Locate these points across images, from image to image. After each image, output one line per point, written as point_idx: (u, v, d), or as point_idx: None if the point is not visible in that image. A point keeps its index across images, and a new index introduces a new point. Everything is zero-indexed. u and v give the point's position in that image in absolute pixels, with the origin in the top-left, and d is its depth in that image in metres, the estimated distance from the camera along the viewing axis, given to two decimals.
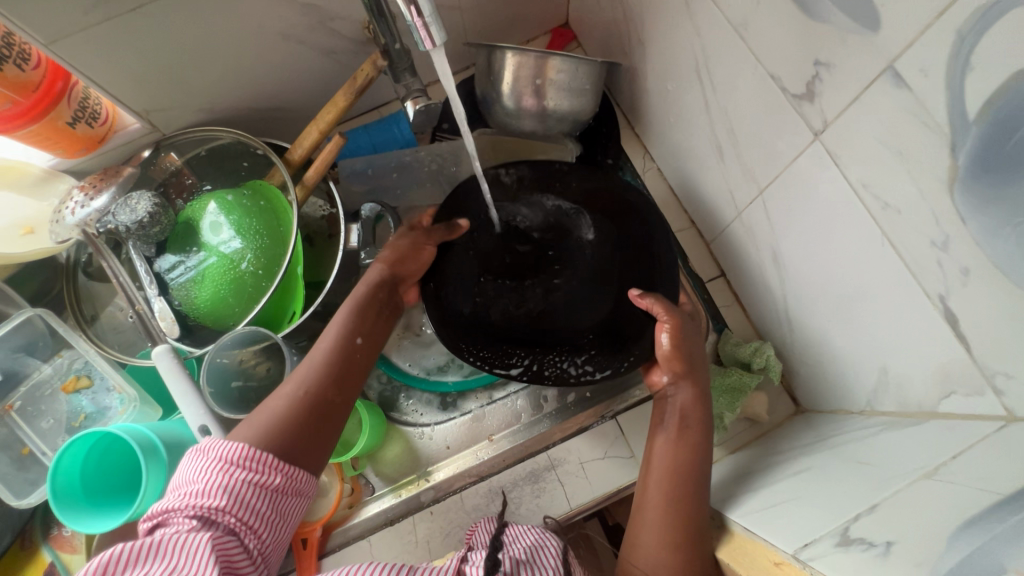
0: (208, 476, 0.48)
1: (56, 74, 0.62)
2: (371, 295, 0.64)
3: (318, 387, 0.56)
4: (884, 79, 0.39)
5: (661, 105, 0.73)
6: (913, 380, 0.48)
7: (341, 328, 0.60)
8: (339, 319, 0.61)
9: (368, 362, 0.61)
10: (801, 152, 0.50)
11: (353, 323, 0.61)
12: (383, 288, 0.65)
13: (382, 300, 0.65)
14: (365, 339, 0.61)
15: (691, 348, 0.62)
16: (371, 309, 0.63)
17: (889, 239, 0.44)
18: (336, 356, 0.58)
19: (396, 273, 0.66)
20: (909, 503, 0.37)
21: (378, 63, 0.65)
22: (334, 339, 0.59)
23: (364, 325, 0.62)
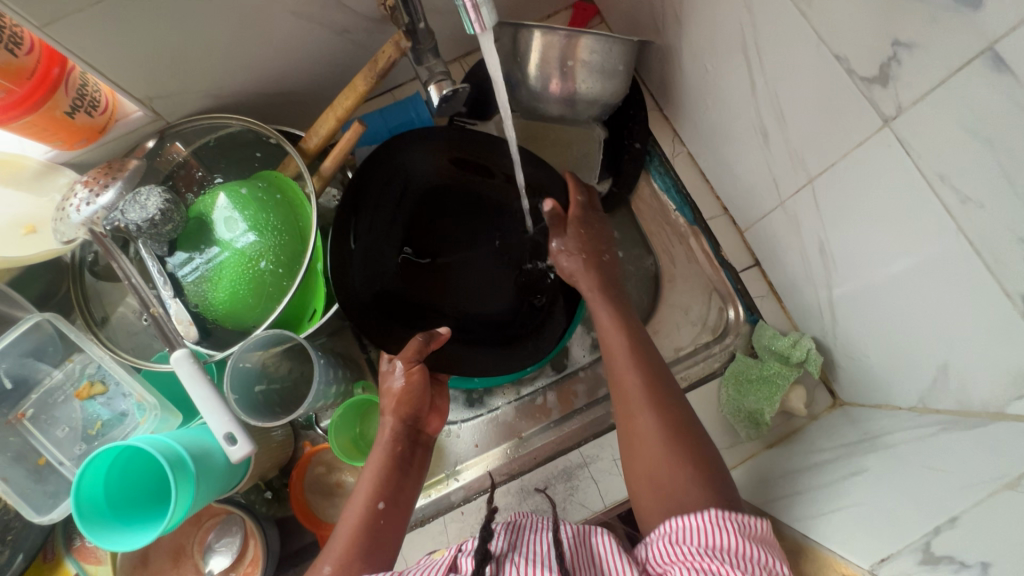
0: None
1: (51, 59, 0.57)
2: (388, 453, 0.60)
3: (346, 560, 0.51)
4: (979, 63, 0.35)
5: (697, 85, 0.69)
6: (978, 379, 0.46)
7: (363, 493, 0.56)
8: (363, 481, 0.58)
9: (397, 523, 0.56)
10: (864, 140, 0.47)
11: (377, 485, 0.57)
12: (402, 443, 0.61)
13: (403, 454, 0.61)
14: (387, 503, 0.56)
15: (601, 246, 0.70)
16: (394, 465, 0.59)
17: (965, 235, 0.42)
18: (358, 528, 0.54)
19: (407, 420, 0.62)
20: (993, 517, 0.36)
21: (401, 44, 0.61)
22: (357, 507, 0.56)
23: (389, 485, 0.58)
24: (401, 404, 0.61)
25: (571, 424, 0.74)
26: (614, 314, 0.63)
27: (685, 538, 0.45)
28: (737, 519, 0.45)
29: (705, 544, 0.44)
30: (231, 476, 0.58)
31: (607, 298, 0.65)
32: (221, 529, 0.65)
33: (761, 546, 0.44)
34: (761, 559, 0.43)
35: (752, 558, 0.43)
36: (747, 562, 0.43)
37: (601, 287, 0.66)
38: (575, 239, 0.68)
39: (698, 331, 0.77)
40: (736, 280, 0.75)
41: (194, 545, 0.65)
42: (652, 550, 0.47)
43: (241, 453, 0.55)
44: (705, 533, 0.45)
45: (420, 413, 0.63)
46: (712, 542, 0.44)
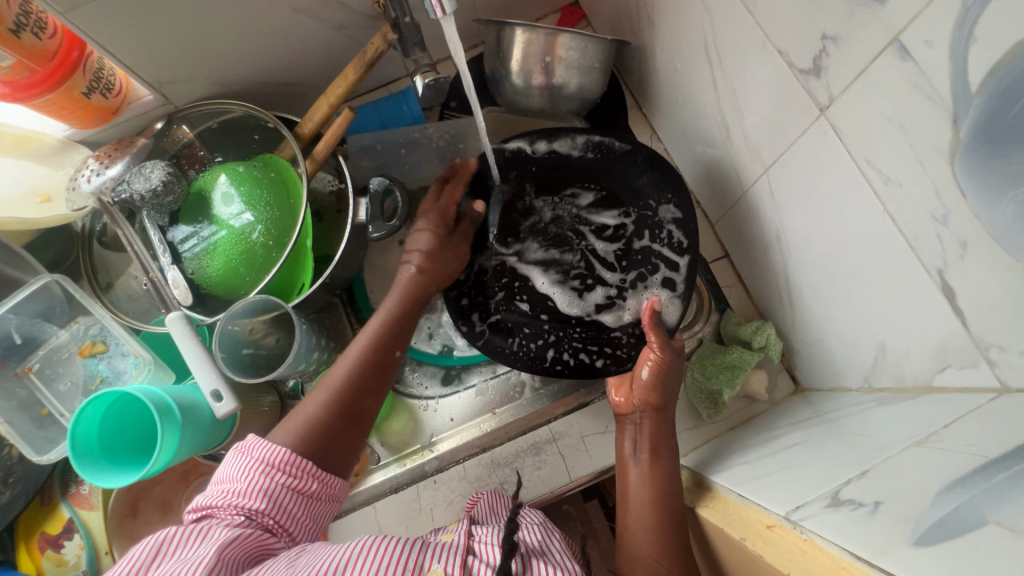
0: (250, 475, 0.52)
1: (71, 43, 0.63)
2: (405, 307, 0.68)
3: (353, 390, 0.61)
4: (889, 52, 0.39)
5: (669, 83, 0.73)
6: (910, 355, 0.49)
7: (376, 333, 0.65)
8: (377, 323, 0.66)
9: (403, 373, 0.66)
10: (806, 129, 0.51)
11: (388, 332, 0.66)
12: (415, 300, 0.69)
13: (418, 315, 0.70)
14: (402, 353, 0.66)
15: (669, 384, 0.64)
16: (402, 319, 0.68)
17: (890, 214, 0.45)
18: (375, 369, 0.63)
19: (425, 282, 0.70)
20: (899, 468, 0.38)
21: (389, 38, 0.64)
22: (377, 349, 0.64)
23: (396, 335, 0.67)
24: (430, 272, 0.70)
25: (543, 405, 0.76)
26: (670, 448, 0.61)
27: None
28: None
29: None
30: (215, 431, 0.63)
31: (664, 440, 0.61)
32: (206, 488, 0.69)
33: None
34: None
35: None
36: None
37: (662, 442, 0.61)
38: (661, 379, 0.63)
39: None
40: (706, 271, 0.79)
41: (181, 502, 0.69)
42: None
43: (226, 409, 0.59)
44: None
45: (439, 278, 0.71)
46: None
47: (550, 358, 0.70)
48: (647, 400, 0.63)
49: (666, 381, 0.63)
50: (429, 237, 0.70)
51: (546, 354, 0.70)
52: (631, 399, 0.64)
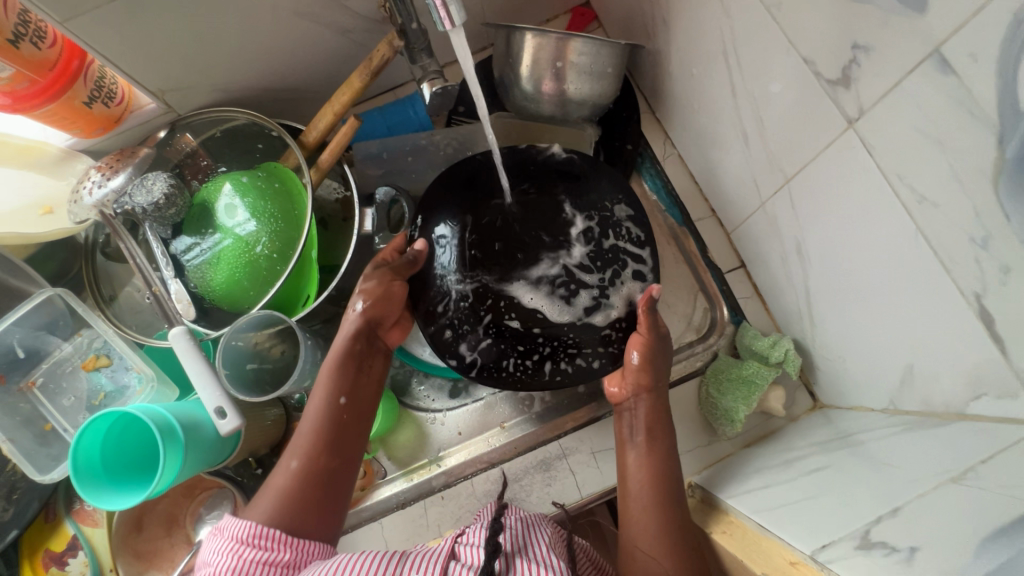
0: (219, 558, 0.48)
1: (72, 52, 0.61)
2: (348, 353, 0.62)
3: (314, 454, 0.56)
4: (928, 65, 0.36)
5: (684, 87, 0.70)
6: (940, 380, 0.47)
7: (323, 388, 0.59)
8: (324, 378, 0.60)
9: (358, 418, 0.60)
10: (832, 141, 0.48)
11: (336, 381, 0.60)
12: (360, 340, 0.63)
13: (361, 351, 0.63)
14: (348, 397, 0.60)
15: (658, 367, 0.65)
16: (351, 364, 0.62)
17: (923, 233, 0.43)
18: (321, 424, 0.58)
19: (369, 321, 0.64)
20: (934, 507, 0.36)
21: (395, 45, 0.63)
22: (320, 404, 0.59)
23: (347, 381, 0.61)
24: (372, 307, 0.63)
25: (552, 419, 0.74)
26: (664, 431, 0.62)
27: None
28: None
29: None
30: (219, 449, 0.62)
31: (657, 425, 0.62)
32: (212, 502, 0.69)
33: None
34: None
35: None
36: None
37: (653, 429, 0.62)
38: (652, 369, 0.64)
39: (683, 329, 0.77)
40: (721, 281, 0.76)
41: (185, 516, 0.68)
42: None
43: (231, 426, 0.58)
44: None
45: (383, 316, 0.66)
46: None
47: (547, 371, 0.67)
48: (639, 383, 0.64)
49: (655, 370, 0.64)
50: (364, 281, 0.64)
51: (543, 368, 0.67)
52: (626, 388, 0.65)
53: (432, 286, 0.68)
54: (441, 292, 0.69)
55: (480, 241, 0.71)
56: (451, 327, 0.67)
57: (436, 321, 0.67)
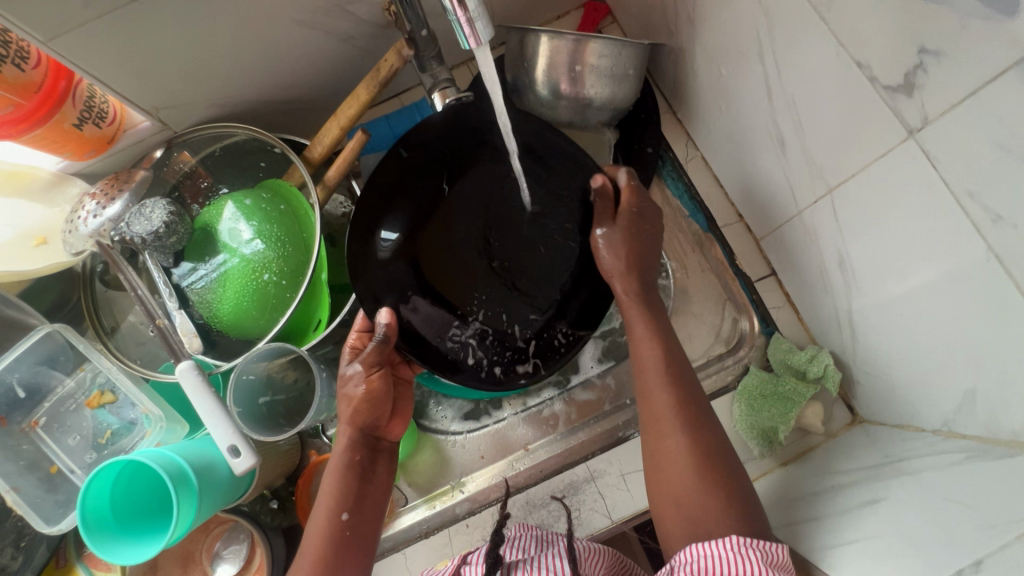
0: None
1: (58, 73, 0.57)
2: (345, 465, 0.58)
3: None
4: (1014, 73, 0.33)
5: (711, 88, 0.66)
6: (1008, 407, 0.43)
7: (325, 507, 0.56)
8: (324, 494, 0.57)
9: (361, 533, 0.56)
10: (887, 152, 0.44)
11: (337, 497, 0.56)
12: (360, 449, 0.59)
13: (363, 461, 0.59)
14: (349, 513, 0.56)
15: (633, 227, 0.64)
16: (353, 478, 0.57)
17: (995, 254, 0.39)
18: (325, 545, 0.54)
19: (365, 426, 0.59)
20: (1022, 562, 0.33)
21: (404, 53, 0.59)
22: (320, 523, 0.55)
23: (349, 495, 0.57)
24: (362, 412, 0.58)
25: (578, 439, 0.72)
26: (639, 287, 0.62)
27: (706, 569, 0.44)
28: (760, 548, 0.44)
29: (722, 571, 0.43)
30: (235, 488, 0.59)
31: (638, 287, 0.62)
32: (228, 536, 0.66)
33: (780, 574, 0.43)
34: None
35: None
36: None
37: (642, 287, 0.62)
38: (626, 232, 0.63)
39: (711, 342, 0.74)
40: (751, 290, 0.73)
41: (202, 552, 0.66)
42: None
43: (245, 465, 0.55)
44: (721, 560, 0.44)
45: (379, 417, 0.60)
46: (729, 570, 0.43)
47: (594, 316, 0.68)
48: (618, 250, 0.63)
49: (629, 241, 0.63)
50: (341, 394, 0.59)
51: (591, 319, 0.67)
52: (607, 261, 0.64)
53: (448, 344, 0.65)
54: (459, 343, 0.66)
55: (432, 283, 0.66)
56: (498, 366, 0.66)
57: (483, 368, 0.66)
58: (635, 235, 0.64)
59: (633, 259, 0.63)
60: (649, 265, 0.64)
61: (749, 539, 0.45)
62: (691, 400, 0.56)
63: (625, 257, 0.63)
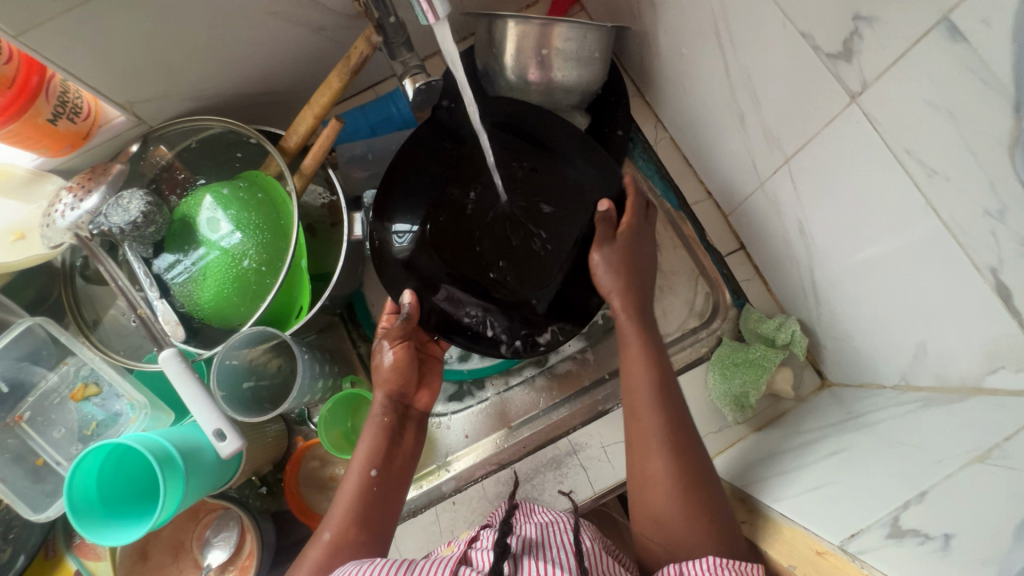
0: None
1: (30, 67, 0.58)
2: (378, 426, 0.61)
3: (339, 530, 0.55)
4: (937, 34, 0.35)
5: (674, 68, 0.69)
6: (956, 354, 0.46)
7: (357, 462, 0.58)
8: (357, 451, 0.59)
9: (390, 491, 0.59)
10: (833, 118, 0.47)
11: (368, 454, 0.59)
12: (390, 412, 0.62)
13: (394, 423, 0.62)
14: (379, 470, 0.58)
15: (637, 251, 0.66)
16: (386, 437, 0.60)
17: (932, 207, 0.41)
18: (354, 498, 0.56)
19: (395, 392, 0.63)
20: (961, 489, 0.36)
21: (373, 40, 0.61)
22: (352, 477, 0.58)
23: (381, 452, 0.59)
24: (393, 380, 0.62)
25: (560, 415, 0.73)
26: (645, 335, 0.61)
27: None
28: (737, 567, 0.45)
29: None
30: (222, 471, 0.60)
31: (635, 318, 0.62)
32: (218, 524, 0.67)
33: None
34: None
35: None
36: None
37: (633, 310, 0.62)
38: (615, 261, 0.64)
39: (686, 316, 0.76)
40: (722, 265, 0.75)
41: (192, 541, 0.66)
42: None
43: (231, 448, 0.56)
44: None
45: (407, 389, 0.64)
46: None
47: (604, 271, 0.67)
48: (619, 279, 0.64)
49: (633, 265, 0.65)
50: (379, 361, 0.63)
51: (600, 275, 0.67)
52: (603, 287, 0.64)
53: (465, 320, 0.67)
54: (477, 318, 0.67)
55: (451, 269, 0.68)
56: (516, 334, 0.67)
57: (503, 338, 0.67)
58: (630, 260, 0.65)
59: (632, 284, 0.64)
60: (640, 296, 0.64)
61: (731, 559, 0.46)
62: (679, 431, 0.55)
63: (619, 286, 0.63)
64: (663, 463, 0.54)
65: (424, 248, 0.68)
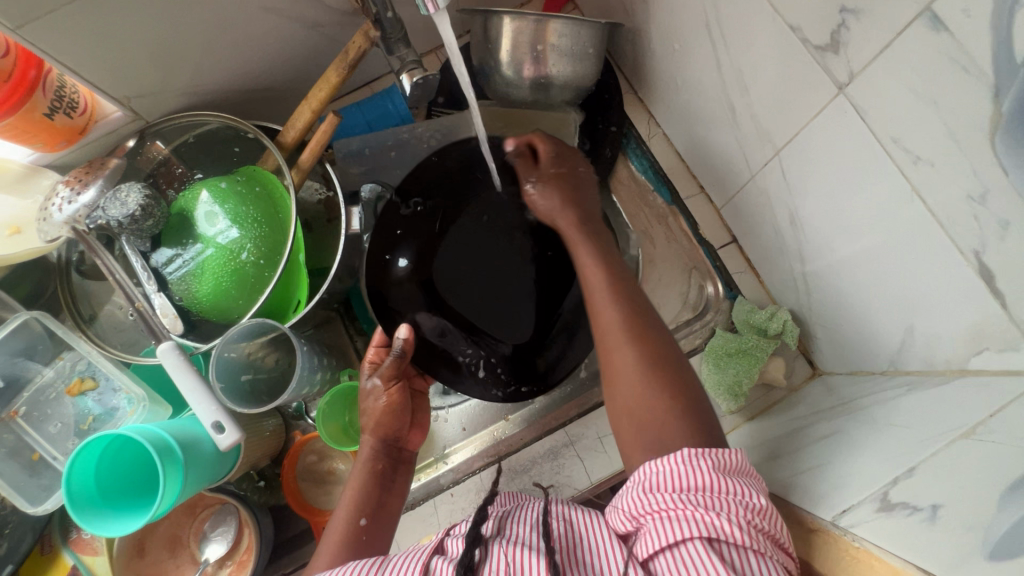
0: None
1: (27, 61, 0.58)
2: (369, 474, 0.61)
3: None
4: (920, 24, 0.37)
5: (667, 64, 0.70)
6: (941, 338, 0.47)
7: (346, 509, 0.58)
8: (345, 498, 0.59)
9: (378, 540, 0.58)
10: (822, 110, 0.48)
11: (357, 502, 0.59)
12: (382, 459, 0.62)
13: (386, 470, 0.62)
14: (368, 519, 0.58)
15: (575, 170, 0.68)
16: (375, 485, 0.61)
17: (918, 194, 0.43)
18: (340, 547, 0.55)
19: (384, 436, 0.63)
20: (948, 463, 0.37)
21: (370, 34, 0.61)
22: (338, 525, 0.57)
23: (369, 501, 0.59)
24: (384, 424, 0.63)
25: (557, 407, 0.74)
26: (601, 254, 0.60)
27: (661, 484, 0.44)
28: (710, 454, 0.45)
29: (683, 484, 0.43)
30: (220, 464, 0.60)
31: (589, 231, 0.63)
32: (216, 519, 0.67)
33: (734, 477, 0.44)
34: (740, 495, 0.43)
35: (728, 491, 0.43)
36: (722, 500, 0.42)
37: (581, 223, 0.63)
38: (559, 192, 0.65)
39: (679, 309, 0.77)
40: (715, 258, 0.76)
41: (190, 535, 0.67)
42: (624, 506, 0.46)
43: (229, 440, 0.55)
44: (681, 474, 0.44)
45: (396, 430, 0.64)
46: (689, 483, 0.43)
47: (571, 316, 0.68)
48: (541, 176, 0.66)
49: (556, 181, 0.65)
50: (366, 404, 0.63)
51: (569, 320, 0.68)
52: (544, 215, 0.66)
53: (461, 359, 0.68)
54: (472, 358, 0.68)
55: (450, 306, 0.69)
56: (512, 380, 0.68)
57: (497, 382, 0.68)
58: (564, 182, 0.66)
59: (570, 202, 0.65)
60: (579, 202, 0.66)
61: (704, 448, 0.45)
62: (637, 318, 0.55)
63: (561, 198, 0.65)
64: (626, 349, 0.54)
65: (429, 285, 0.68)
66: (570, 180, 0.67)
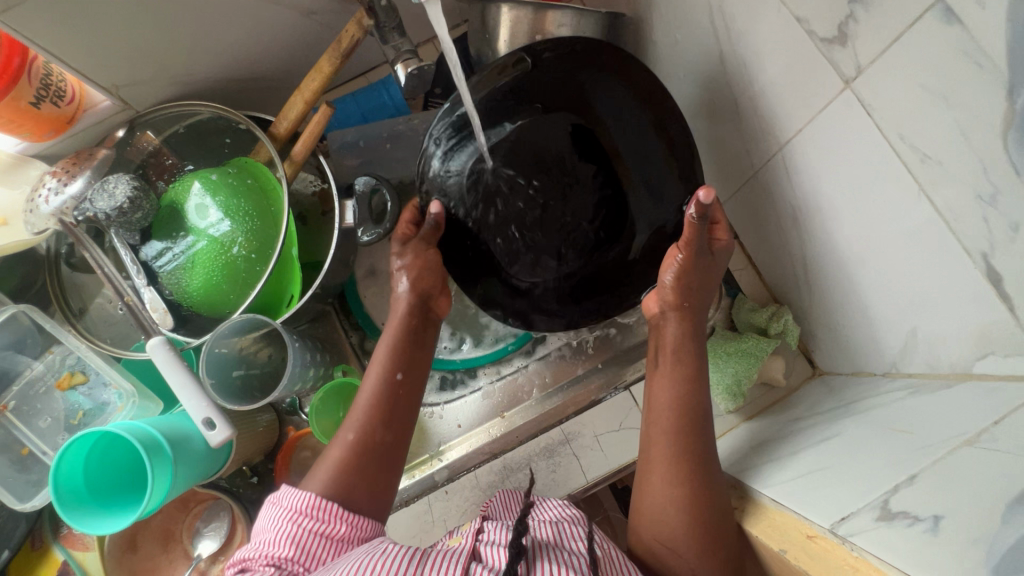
0: (278, 525, 0.49)
1: (12, 48, 0.56)
2: (404, 328, 0.63)
3: (361, 430, 0.57)
4: (932, 16, 0.35)
5: (669, 56, 0.68)
6: (946, 341, 0.46)
7: (382, 363, 0.61)
8: (380, 353, 0.62)
9: (413, 392, 0.61)
10: (827, 104, 0.47)
11: (392, 357, 0.61)
12: (415, 314, 0.65)
13: (418, 325, 0.65)
14: (404, 373, 0.61)
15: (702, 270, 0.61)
16: (409, 335, 0.63)
17: (926, 193, 0.41)
18: (377, 396, 0.58)
19: (421, 293, 0.65)
20: (952, 472, 0.36)
21: (365, 22, 0.59)
22: (373, 380, 0.60)
23: (403, 357, 0.62)
24: (420, 282, 0.65)
25: (554, 403, 0.73)
26: (682, 379, 0.58)
27: None
28: None
29: None
30: (211, 460, 0.59)
31: (694, 348, 0.60)
32: (208, 515, 0.66)
33: None
34: None
35: None
36: None
37: (689, 334, 0.60)
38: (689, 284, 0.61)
39: None
40: None
41: (182, 531, 0.66)
42: None
43: (220, 437, 0.55)
44: None
45: (432, 289, 0.66)
46: None
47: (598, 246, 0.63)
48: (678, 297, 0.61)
49: (696, 279, 0.61)
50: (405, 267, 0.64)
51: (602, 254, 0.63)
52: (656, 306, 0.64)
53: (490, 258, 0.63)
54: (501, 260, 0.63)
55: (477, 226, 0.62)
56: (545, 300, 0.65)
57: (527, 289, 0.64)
58: (697, 264, 0.60)
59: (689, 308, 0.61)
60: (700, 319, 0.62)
61: None
62: (688, 464, 0.53)
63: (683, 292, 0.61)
64: (662, 454, 0.55)
65: (469, 185, 0.61)
66: (703, 276, 0.61)
